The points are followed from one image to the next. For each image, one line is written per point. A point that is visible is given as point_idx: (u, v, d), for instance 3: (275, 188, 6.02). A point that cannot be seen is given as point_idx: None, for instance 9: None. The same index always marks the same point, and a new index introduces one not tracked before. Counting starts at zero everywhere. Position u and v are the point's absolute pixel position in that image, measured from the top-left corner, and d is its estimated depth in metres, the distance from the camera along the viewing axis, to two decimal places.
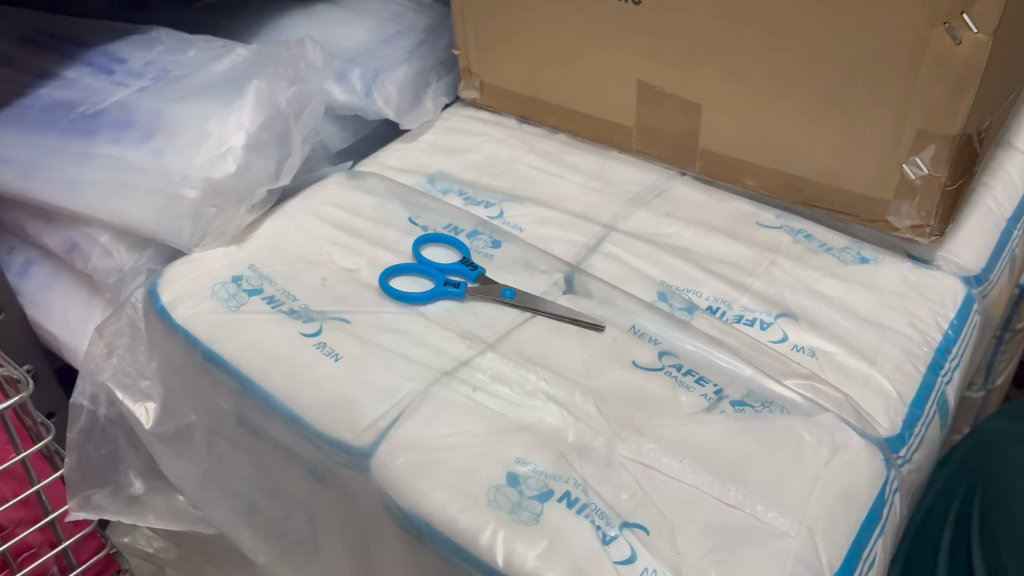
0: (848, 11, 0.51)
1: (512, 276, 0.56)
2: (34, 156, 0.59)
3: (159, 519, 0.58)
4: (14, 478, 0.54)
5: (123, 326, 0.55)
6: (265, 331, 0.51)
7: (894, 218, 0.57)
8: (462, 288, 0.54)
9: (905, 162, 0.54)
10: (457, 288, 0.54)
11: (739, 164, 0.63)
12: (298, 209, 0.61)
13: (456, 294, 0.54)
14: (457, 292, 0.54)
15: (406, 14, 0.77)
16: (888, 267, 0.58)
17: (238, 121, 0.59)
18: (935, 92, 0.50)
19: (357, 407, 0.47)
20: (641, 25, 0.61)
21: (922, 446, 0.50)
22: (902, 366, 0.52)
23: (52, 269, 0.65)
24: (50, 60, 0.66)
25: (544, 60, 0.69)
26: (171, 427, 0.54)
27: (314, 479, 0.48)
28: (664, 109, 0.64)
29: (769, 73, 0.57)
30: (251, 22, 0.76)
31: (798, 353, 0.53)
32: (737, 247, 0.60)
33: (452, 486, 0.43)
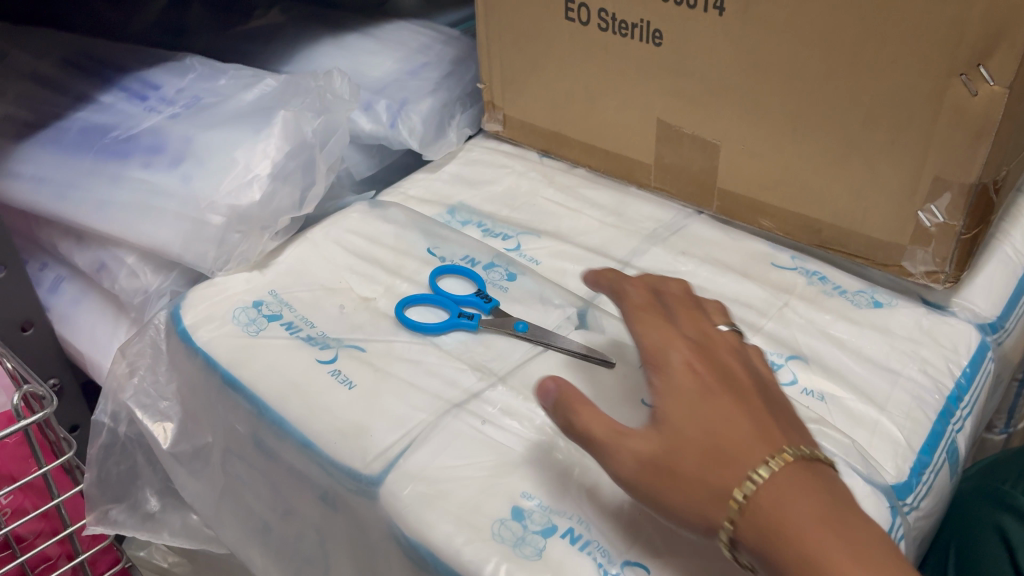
0: (867, 59, 0.52)
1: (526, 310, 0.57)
2: (70, 177, 0.61)
3: (173, 537, 0.58)
4: (36, 491, 0.56)
5: (146, 347, 0.56)
6: (283, 357, 0.52)
7: (908, 263, 0.58)
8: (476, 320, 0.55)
9: (921, 209, 0.55)
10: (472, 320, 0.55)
11: (757, 205, 0.64)
12: (321, 236, 0.62)
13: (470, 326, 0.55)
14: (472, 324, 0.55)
15: (434, 45, 0.79)
16: (902, 311, 0.59)
17: (265, 151, 0.60)
18: (952, 140, 0.51)
19: (369, 435, 0.48)
20: (663, 65, 0.62)
21: (929, 494, 0.50)
22: (912, 413, 0.52)
23: (81, 286, 0.66)
24: (88, 84, 0.68)
25: (567, 96, 0.70)
26: (189, 447, 0.56)
27: (325, 504, 0.49)
28: (683, 148, 0.65)
29: (787, 117, 0.57)
30: (284, 50, 0.78)
31: (808, 397, 0.53)
32: (751, 287, 0.60)
33: (458, 518, 0.43)
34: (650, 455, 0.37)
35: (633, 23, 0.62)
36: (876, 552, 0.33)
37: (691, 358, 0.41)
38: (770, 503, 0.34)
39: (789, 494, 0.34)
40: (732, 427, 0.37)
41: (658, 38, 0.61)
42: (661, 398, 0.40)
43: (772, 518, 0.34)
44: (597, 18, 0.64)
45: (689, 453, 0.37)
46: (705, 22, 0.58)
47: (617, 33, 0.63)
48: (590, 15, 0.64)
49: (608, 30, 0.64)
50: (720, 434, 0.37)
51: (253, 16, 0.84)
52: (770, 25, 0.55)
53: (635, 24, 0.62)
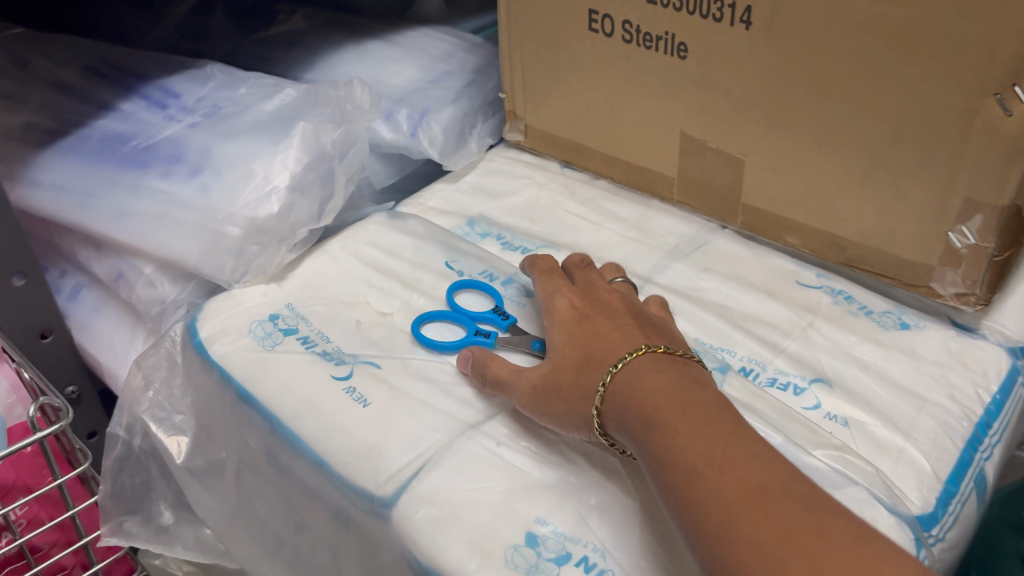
0: (897, 77, 0.50)
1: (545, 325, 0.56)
2: (89, 186, 0.61)
3: (187, 550, 0.58)
4: (52, 502, 0.56)
5: (162, 360, 0.56)
6: (298, 372, 0.52)
7: (937, 284, 0.56)
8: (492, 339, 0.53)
9: (951, 230, 0.53)
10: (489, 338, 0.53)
11: (782, 221, 0.62)
12: (339, 248, 0.61)
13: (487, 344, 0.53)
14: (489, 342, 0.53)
15: (457, 53, 0.78)
16: (930, 333, 0.57)
17: (284, 162, 0.60)
18: (985, 161, 0.49)
19: (382, 456, 0.47)
20: (687, 79, 0.61)
21: (956, 524, 0.49)
22: (939, 440, 0.51)
23: (100, 295, 0.66)
24: (109, 91, 0.68)
25: (589, 107, 0.69)
26: (203, 462, 0.55)
27: (338, 523, 0.49)
28: (707, 162, 0.64)
29: (813, 133, 0.56)
30: (305, 57, 0.77)
31: (831, 422, 0.52)
32: (775, 306, 0.59)
33: (470, 543, 0.43)
34: (541, 380, 0.47)
35: (657, 35, 0.61)
36: (696, 396, 0.40)
37: (574, 301, 0.51)
38: (628, 385, 0.42)
39: (642, 375, 0.42)
40: (603, 341, 0.46)
41: (683, 51, 0.60)
42: (551, 334, 0.49)
43: (628, 394, 0.42)
44: (621, 30, 0.63)
45: (569, 369, 0.46)
46: (731, 36, 0.56)
47: (641, 46, 0.62)
48: (614, 27, 0.63)
49: (632, 42, 0.63)
50: (596, 346, 0.46)
51: (276, 22, 0.84)
52: (797, 41, 0.53)
53: (659, 36, 0.61)
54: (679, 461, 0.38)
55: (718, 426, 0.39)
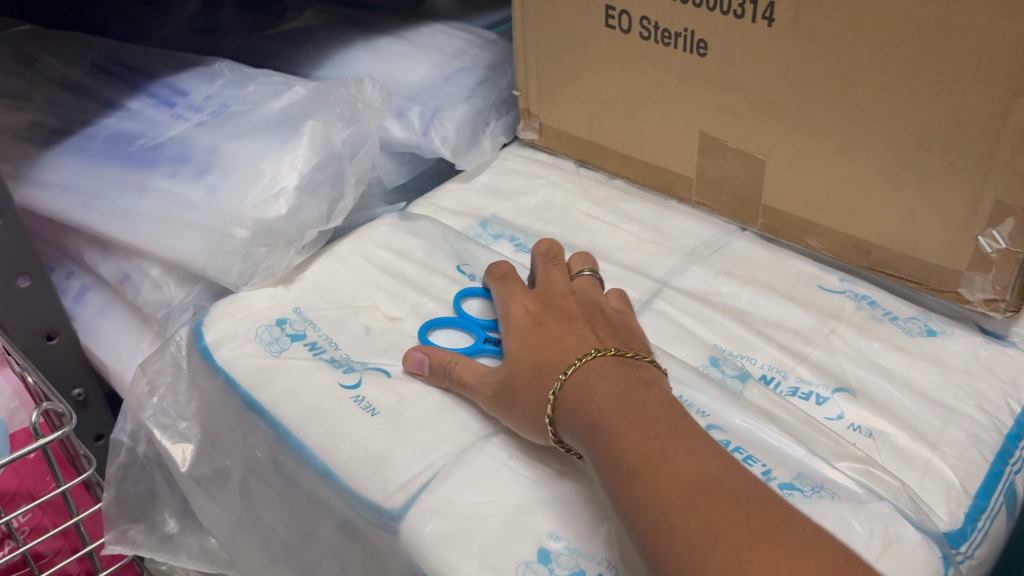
0: (926, 76, 0.48)
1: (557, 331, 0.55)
2: (95, 187, 0.60)
3: (191, 560, 0.58)
4: (55, 509, 0.54)
5: (166, 365, 0.55)
6: (305, 379, 0.51)
7: (966, 290, 0.54)
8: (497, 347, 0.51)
9: (981, 235, 0.51)
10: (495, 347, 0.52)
11: (804, 224, 0.60)
12: (348, 250, 0.60)
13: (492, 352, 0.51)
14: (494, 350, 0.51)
15: (470, 50, 0.76)
16: (957, 340, 0.55)
17: (293, 162, 0.58)
18: (1017, 164, 0.47)
19: (390, 467, 0.46)
20: (706, 77, 0.59)
21: (985, 541, 0.47)
22: (967, 453, 0.49)
23: (106, 296, 0.65)
24: (116, 89, 0.67)
25: (605, 106, 0.68)
26: (209, 470, 0.54)
27: (345, 535, 0.48)
28: (727, 162, 0.62)
29: (837, 134, 0.54)
30: (316, 54, 0.76)
31: (855, 433, 0.50)
32: (796, 311, 0.57)
33: (481, 560, 0.41)
34: (500, 390, 0.46)
35: (676, 32, 0.59)
36: (642, 399, 0.39)
37: (527, 304, 0.50)
38: (578, 390, 0.41)
39: (592, 379, 0.41)
40: (554, 347, 0.45)
41: (702, 49, 0.58)
42: (507, 340, 0.48)
43: (578, 398, 0.41)
44: (638, 27, 0.61)
45: (521, 379, 0.45)
46: (752, 33, 0.55)
47: (660, 42, 0.61)
48: (631, 23, 0.61)
49: (650, 38, 0.61)
50: (545, 354, 0.45)
51: (286, 18, 0.83)
52: (821, 39, 0.51)
53: (678, 33, 0.59)
54: (625, 464, 0.37)
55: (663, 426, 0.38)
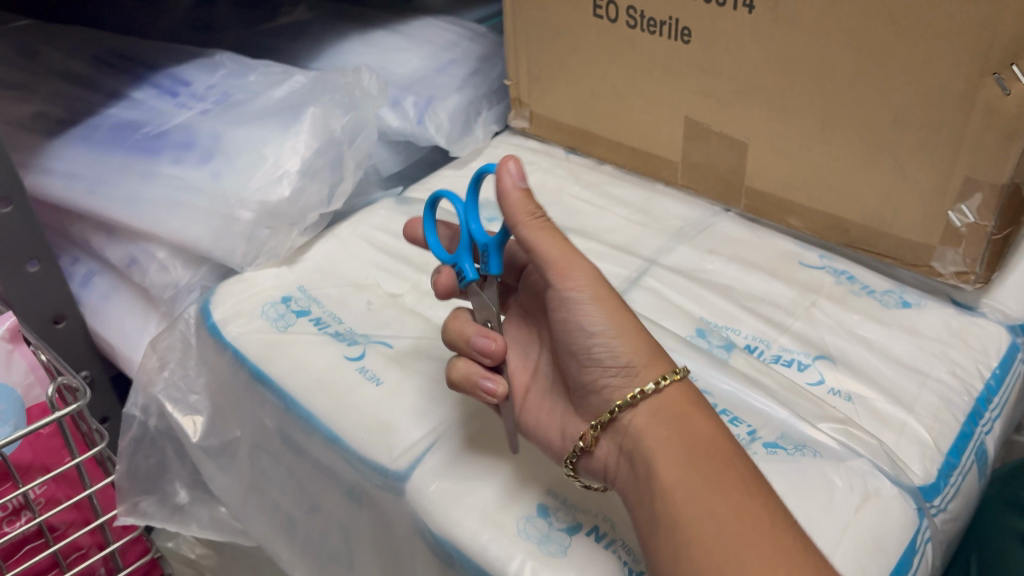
0: (898, 60, 0.51)
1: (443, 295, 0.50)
2: (101, 173, 0.61)
3: (201, 529, 0.59)
4: (69, 482, 0.56)
5: (176, 341, 0.57)
6: (311, 352, 0.53)
7: (938, 263, 0.57)
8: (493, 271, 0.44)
9: (951, 210, 0.54)
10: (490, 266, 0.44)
11: (785, 204, 0.63)
12: (347, 233, 0.63)
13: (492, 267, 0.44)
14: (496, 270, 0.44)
15: (461, 42, 0.79)
16: (931, 312, 0.58)
17: (294, 147, 0.61)
18: (984, 142, 0.50)
19: (395, 432, 0.48)
20: (691, 64, 0.62)
21: (957, 495, 0.50)
22: (941, 414, 0.52)
23: (112, 281, 0.67)
24: (119, 80, 0.69)
25: (593, 94, 0.70)
26: (217, 442, 0.56)
27: (351, 500, 0.50)
28: (711, 147, 0.65)
29: (816, 116, 0.57)
30: (311, 47, 0.78)
31: (835, 397, 0.53)
32: (778, 286, 0.60)
33: (483, 515, 0.44)
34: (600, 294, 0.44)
35: (662, 20, 0.62)
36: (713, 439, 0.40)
37: None
38: (670, 414, 0.41)
39: (689, 410, 0.41)
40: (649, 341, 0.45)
41: (687, 36, 0.61)
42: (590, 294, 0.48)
43: (670, 422, 0.41)
44: (625, 16, 0.64)
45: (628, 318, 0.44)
46: (734, 20, 0.57)
47: (646, 31, 0.63)
48: (618, 13, 0.64)
49: (636, 27, 0.64)
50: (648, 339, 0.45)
51: (280, 13, 0.85)
52: (800, 25, 0.54)
53: (663, 21, 0.62)
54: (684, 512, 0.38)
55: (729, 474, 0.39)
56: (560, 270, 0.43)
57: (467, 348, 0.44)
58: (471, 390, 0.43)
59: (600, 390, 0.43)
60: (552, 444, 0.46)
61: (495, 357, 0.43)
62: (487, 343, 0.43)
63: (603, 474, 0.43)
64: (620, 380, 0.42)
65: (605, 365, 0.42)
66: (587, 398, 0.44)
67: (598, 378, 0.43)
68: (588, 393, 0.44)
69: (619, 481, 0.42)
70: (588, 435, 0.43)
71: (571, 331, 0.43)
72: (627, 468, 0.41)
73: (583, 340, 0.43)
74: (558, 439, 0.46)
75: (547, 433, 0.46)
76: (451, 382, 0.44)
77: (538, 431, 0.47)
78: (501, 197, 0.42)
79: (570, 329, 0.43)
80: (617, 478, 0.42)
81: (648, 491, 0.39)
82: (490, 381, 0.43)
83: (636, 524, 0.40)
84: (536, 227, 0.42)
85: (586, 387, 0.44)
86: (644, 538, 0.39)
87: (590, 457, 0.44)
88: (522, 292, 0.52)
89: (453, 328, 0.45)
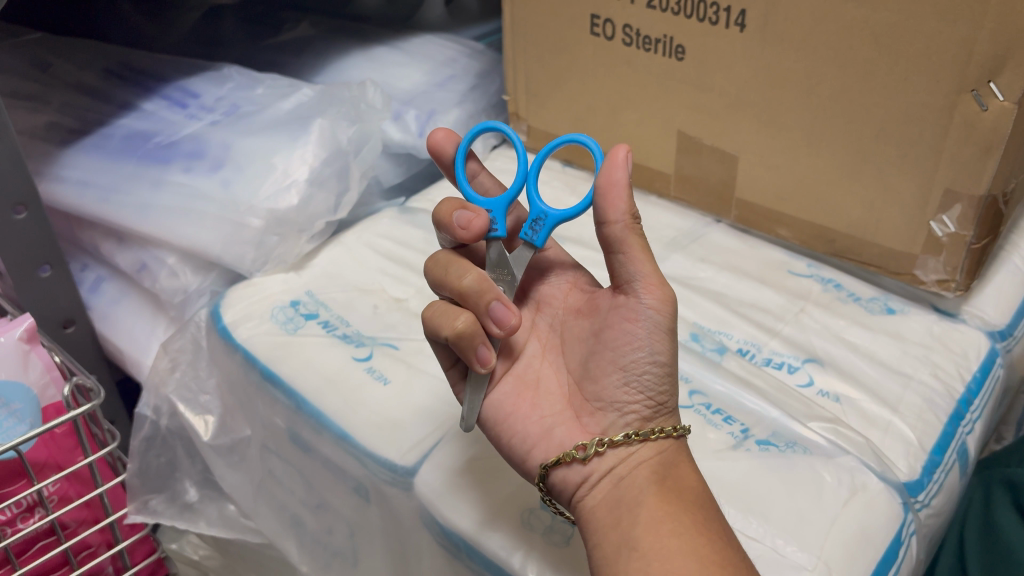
0: (881, 77, 0.54)
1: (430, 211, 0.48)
2: (113, 181, 0.63)
3: (210, 526, 0.63)
4: (81, 481, 0.57)
5: (187, 343, 0.60)
6: (321, 353, 0.55)
7: (920, 271, 0.60)
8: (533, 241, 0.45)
9: (933, 220, 0.57)
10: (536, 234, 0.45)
11: (774, 215, 0.66)
12: (353, 241, 0.66)
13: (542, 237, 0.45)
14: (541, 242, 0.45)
15: (460, 59, 0.81)
16: (914, 318, 0.61)
17: (303, 157, 0.63)
18: (964, 156, 0.53)
19: (403, 429, 0.50)
20: (684, 80, 0.64)
21: (941, 492, 0.52)
22: (924, 414, 0.54)
23: (121, 286, 0.69)
24: (130, 92, 0.71)
25: (590, 109, 0.73)
26: (228, 440, 0.59)
27: (359, 496, 0.52)
28: (703, 159, 0.67)
29: (803, 131, 0.60)
30: (315, 62, 0.81)
31: (824, 398, 0.55)
32: (768, 293, 0.63)
33: (490, 508, 0.46)
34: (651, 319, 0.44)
35: (656, 38, 0.64)
36: (700, 494, 0.41)
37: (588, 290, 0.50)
38: (669, 459, 0.42)
39: (684, 462, 0.43)
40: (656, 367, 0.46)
41: (680, 54, 0.64)
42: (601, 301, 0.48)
43: (666, 466, 0.42)
44: (621, 34, 0.67)
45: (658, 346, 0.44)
46: (725, 38, 0.60)
47: (641, 48, 0.66)
48: (614, 31, 0.67)
49: (632, 45, 0.66)
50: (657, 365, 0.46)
51: (283, 28, 0.87)
52: (789, 43, 0.57)
53: (658, 39, 0.64)
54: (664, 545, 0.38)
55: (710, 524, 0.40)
56: (652, 286, 0.42)
57: (477, 309, 0.42)
58: (468, 354, 0.42)
59: (624, 413, 0.43)
60: (529, 437, 0.45)
61: (506, 333, 0.42)
62: (506, 316, 0.42)
63: (573, 489, 0.43)
64: (648, 413, 0.43)
65: (645, 394, 0.43)
66: (603, 413, 0.44)
67: (630, 401, 0.43)
68: (607, 408, 0.44)
69: (589, 500, 0.42)
70: (594, 446, 0.42)
71: (629, 345, 0.42)
72: (609, 490, 0.42)
73: (639, 359, 0.42)
74: (539, 434, 0.45)
75: (527, 426, 0.45)
76: (442, 334, 0.43)
77: (511, 421, 0.46)
78: (610, 183, 0.40)
79: (629, 343, 0.42)
80: (589, 496, 0.42)
81: (630, 516, 0.40)
82: (487, 349, 0.43)
83: (603, 540, 0.40)
84: (635, 233, 0.41)
85: (610, 403, 0.44)
86: (613, 554, 0.39)
87: (571, 468, 0.43)
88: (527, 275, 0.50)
89: (469, 281, 0.43)
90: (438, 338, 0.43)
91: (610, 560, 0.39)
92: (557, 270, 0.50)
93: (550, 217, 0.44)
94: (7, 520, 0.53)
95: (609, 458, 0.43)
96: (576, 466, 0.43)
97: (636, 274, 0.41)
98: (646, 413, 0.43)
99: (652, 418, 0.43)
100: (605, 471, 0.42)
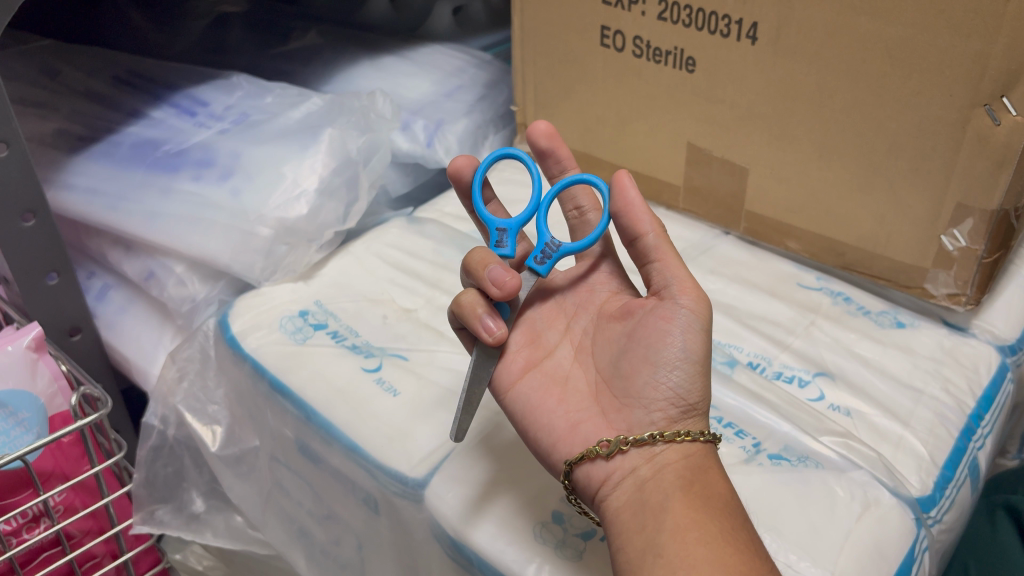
0: (894, 90, 0.54)
1: (526, 240, 0.53)
2: (121, 189, 0.63)
3: (216, 537, 0.63)
4: (86, 490, 0.56)
5: (195, 353, 0.60)
6: (330, 363, 0.55)
7: (931, 285, 0.60)
8: (528, 262, 0.47)
9: (944, 234, 0.57)
10: (507, 246, 0.47)
11: (783, 227, 0.66)
12: (361, 250, 0.66)
13: (492, 247, 0.48)
14: (503, 253, 0.47)
15: (468, 69, 0.81)
16: (924, 332, 0.61)
17: (312, 166, 0.63)
18: (976, 170, 0.53)
19: (413, 440, 0.50)
20: (695, 91, 0.64)
21: (952, 507, 0.52)
22: (935, 429, 0.54)
23: (127, 294, 0.68)
24: (139, 100, 0.71)
25: (600, 120, 0.73)
26: (235, 451, 0.59)
27: (369, 509, 0.51)
28: (712, 172, 0.67)
29: (815, 143, 0.60)
30: (323, 70, 0.81)
31: (835, 412, 0.55)
32: (779, 305, 0.63)
33: (501, 521, 0.46)
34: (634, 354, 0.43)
35: (667, 50, 0.64)
36: (727, 503, 0.41)
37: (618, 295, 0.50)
38: (697, 463, 0.43)
39: (712, 467, 0.43)
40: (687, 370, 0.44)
41: (691, 66, 0.64)
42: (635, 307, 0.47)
43: (693, 470, 0.42)
44: (632, 45, 0.67)
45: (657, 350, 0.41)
46: (737, 51, 0.60)
47: (652, 60, 0.66)
48: (625, 42, 0.67)
49: (642, 56, 0.66)
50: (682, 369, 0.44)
51: (292, 37, 0.87)
52: (800, 56, 0.57)
53: (668, 51, 0.64)
54: (686, 558, 0.38)
55: (737, 531, 0.40)
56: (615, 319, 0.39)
57: (480, 278, 0.45)
58: (470, 322, 0.45)
59: (650, 410, 0.44)
60: (555, 430, 0.45)
61: (501, 294, 0.44)
62: (500, 277, 0.44)
63: (597, 487, 0.43)
64: (673, 414, 0.44)
65: (672, 393, 0.44)
66: (630, 409, 0.45)
67: (655, 399, 0.44)
68: (634, 404, 0.45)
69: (613, 501, 0.43)
70: (618, 444, 0.43)
71: (663, 342, 0.44)
72: (633, 493, 0.42)
73: (671, 356, 0.44)
74: (565, 429, 0.45)
75: (553, 420, 0.46)
76: (456, 311, 0.46)
77: (536, 414, 0.46)
78: (628, 203, 0.46)
79: (663, 339, 0.44)
80: (612, 495, 0.43)
81: (655, 522, 0.40)
82: (493, 319, 0.45)
83: (626, 543, 0.40)
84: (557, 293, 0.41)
85: (638, 398, 0.44)
86: (637, 559, 0.39)
87: (596, 464, 0.43)
88: (569, 284, 0.51)
89: (476, 256, 0.46)
90: (454, 313, 0.47)
91: (634, 564, 0.39)
92: (598, 279, 0.51)
93: (507, 230, 0.48)
94: (12, 531, 0.52)
95: (633, 457, 0.43)
96: (600, 462, 0.43)
97: (671, 279, 0.45)
98: (671, 414, 0.44)
99: (679, 420, 0.44)
100: (628, 471, 0.43)
